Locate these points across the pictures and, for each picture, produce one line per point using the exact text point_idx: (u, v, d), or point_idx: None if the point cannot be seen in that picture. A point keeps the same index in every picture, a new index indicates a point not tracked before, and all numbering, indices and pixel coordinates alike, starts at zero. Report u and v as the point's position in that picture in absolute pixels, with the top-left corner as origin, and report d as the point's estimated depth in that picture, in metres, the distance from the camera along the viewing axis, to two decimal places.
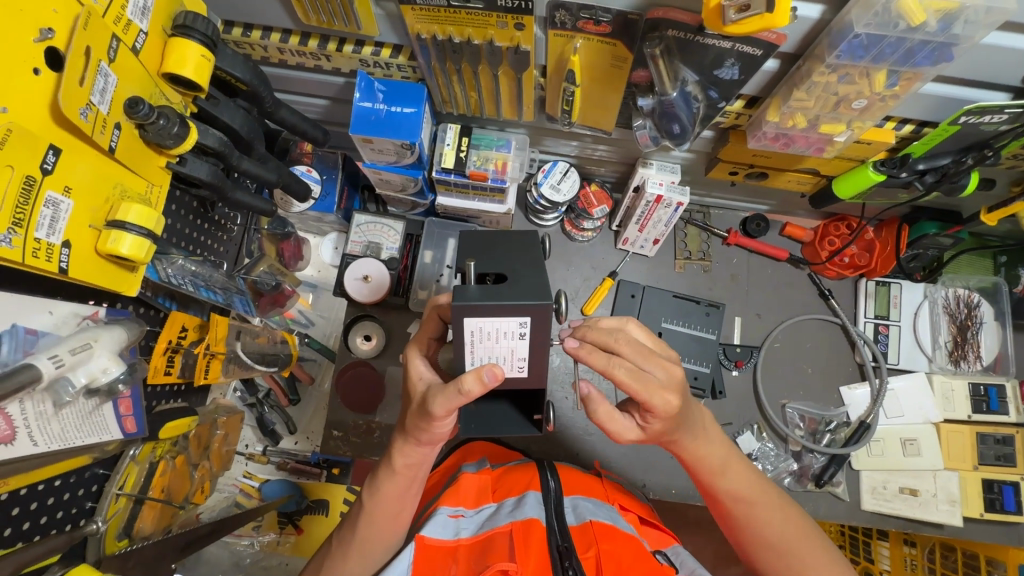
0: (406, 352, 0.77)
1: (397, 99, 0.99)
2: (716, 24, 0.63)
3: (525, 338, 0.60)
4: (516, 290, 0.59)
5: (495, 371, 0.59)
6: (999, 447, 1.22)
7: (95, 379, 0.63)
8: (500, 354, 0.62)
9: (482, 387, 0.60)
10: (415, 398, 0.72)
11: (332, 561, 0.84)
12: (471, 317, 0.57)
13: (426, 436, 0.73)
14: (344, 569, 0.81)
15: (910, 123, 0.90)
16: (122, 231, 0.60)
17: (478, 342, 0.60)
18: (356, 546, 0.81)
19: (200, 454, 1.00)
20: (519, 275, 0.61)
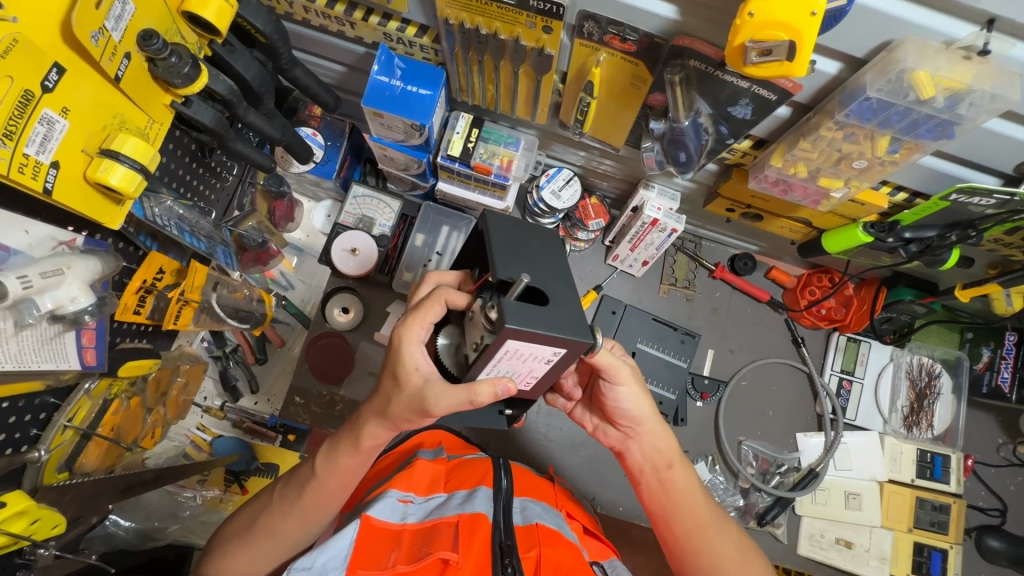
0: (399, 335, 0.67)
1: (414, 79, 0.98)
2: (737, 63, 0.64)
3: (548, 363, 0.63)
4: (563, 318, 0.59)
5: (508, 386, 0.64)
6: (935, 513, 1.25)
7: (61, 306, 0.62)
8: (517, 370, 0.65)
9: (493, 397, 0.64)
10: (408, 388, 0.66)
11: (265, 517, 0.82)
12: (517, 342, 0.57)
13: (391, 419, 0.71)
14: (278, 527, 0.80)
15: (905, 191, 0.94)
16: (115, 161, 0.58)
17: (505, 358, 0.61)
18: (296, 510, 0.80)
19: (156, 399, 0.99)
20: (559, 300, 0.62)
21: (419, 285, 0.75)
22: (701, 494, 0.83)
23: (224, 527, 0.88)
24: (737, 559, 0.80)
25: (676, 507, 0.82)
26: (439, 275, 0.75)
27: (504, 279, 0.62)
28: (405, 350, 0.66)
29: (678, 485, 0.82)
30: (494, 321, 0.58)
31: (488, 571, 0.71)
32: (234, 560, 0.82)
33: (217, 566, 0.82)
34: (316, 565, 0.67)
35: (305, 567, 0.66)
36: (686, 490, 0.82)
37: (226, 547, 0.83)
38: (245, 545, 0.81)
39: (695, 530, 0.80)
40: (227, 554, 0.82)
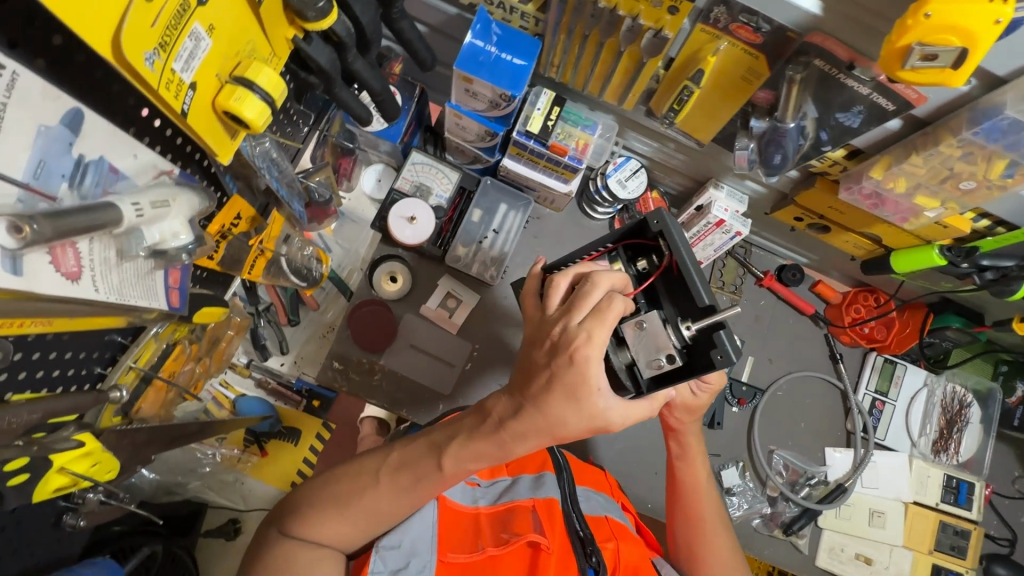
0: (580, 356, 0.59)
1: (510, 47, 0.95)
2: (891, 66, 0.62)
3: None
4: None
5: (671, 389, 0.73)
6: (956, 538, 1.29)
7: (164, 241, 0.58)
8: None
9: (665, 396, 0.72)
10: (585, 408, 0.60)
11: (374, 493, 0.67)
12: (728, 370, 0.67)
13: (557, 430, 0.62)
14: (385, 505, 0.67)
15: (988, 219, 0.92)
16: (248, 91, 0.54)
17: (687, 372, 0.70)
18: (413, 492, 0.67)
19: (206, 350, 0.94)
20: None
21: (588, 288, 0.63)
22: (706, 493, 0.89)
23: (312, 479, 0.74)
24: (725, 559, 0.85)
25: (680, 494, 0.90)
26: (608, 275, 0.65)
27: (710, 305, 0.68)
28: (594, 372, 0.59)
29: (685, 476, 0.89)
30: (713, 352, 0.66)
31: (571, 558, 0.70)
32: (323, 529, 0.67)
33: (302, 531, 0.67)
34: (406, 544, 0.67)
35: (393, 546, 0.66)
36: (693, 483, 0.89)
37: (320, 510, 0.67)
38: (344, 516, 0.67)
39: (693, 520, 0.88)
40: (317, 519, 0.67)
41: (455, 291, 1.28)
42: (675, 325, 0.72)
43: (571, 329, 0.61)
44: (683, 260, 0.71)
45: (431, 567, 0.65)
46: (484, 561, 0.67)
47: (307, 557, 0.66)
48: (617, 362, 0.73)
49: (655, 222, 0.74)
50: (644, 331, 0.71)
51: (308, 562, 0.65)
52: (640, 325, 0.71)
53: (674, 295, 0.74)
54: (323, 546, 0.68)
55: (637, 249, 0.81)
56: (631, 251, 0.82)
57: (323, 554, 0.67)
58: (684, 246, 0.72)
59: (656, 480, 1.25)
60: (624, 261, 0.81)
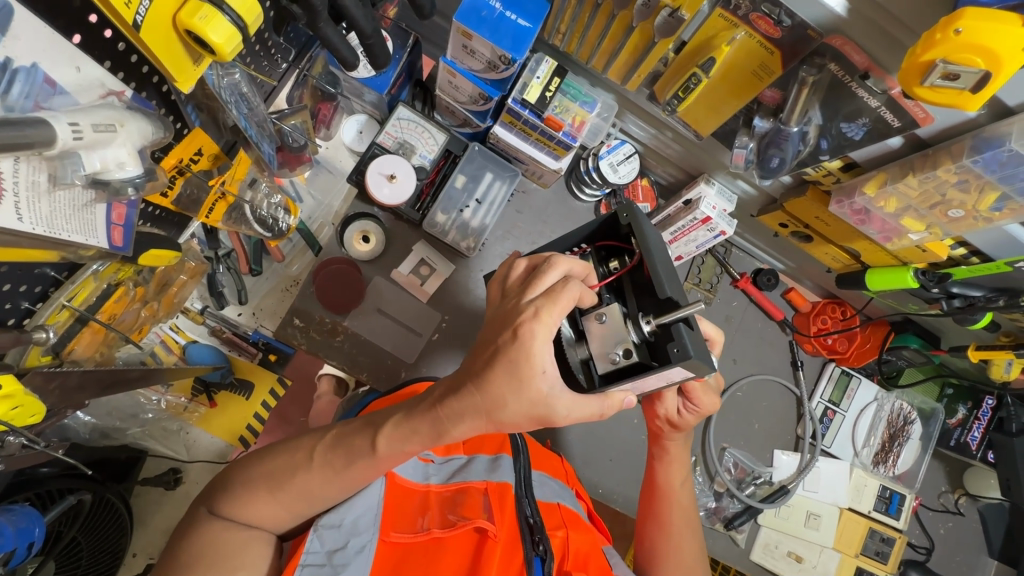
0: (524, 331, 0.57)
1: (516, 6, 0.88)
2: (909, 81, 0.60)
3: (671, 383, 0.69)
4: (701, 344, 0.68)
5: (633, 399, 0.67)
6: (881, 544, 1.35)
7: (106, 171, 0.52)
8: (642, 385, 0.68)
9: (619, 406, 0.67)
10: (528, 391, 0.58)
11: (304, 476, 0.65)
12: (685, 371, 0.64)
13: (514, 423, 0.60)
14: (318, 491, 0.65)
15: (965, 248, 0.93)
16: (217, 11, 0.47)
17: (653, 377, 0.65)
18: (350, 477, 0.64)
19: (154, 293, 0.88)
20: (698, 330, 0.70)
21: (543, 269, 0.63)
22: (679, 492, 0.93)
23: (247, 457, 0.71)
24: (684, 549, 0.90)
25: (655, 497, 0.93)
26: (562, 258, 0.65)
27: (670, 298, 0.66)
28: (537, 351, 0.57)
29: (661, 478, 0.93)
30: (671, 347, 0.64)
31: (518, 547, 0.68)
32: (250, 513, 0.65)
33: (230, 512, 0.65)
34: (347, 523, 0.65)
35: (333, 525, 0.65)
36: (665, 485, 0.93)
37: (249, 493, 0.65)
38: (275, 500, 0.65)
39: (666, 534, 0.91)
40: (245, 501, 0.65)
41: (430, 258, 1.23)
42: (636, 321, 0.69)
43: (520, 304, 0.59)
44: (647, 249, 0.70)
45: (371, 547, 0.64)
46: (427, 542, 0.66)
47: (234, 540, 0.64)
48: (571, 358, 0.71)
49: (625, 215, 0.74)
50: (603, 324, 0.68)
51: (234, 546, 0.64)
52: (599, 319, 0.69)
53: (639, 291, 0.72)
54: (251, 527, 0.66)
55: (610, 251, 0.79)
56: (605, 252, 0.79)
57: (250, 537, 0.65)
58: (650, 236, 0.71)
59: (611, 466, 1.26)
60: (596, 261, 0.79)
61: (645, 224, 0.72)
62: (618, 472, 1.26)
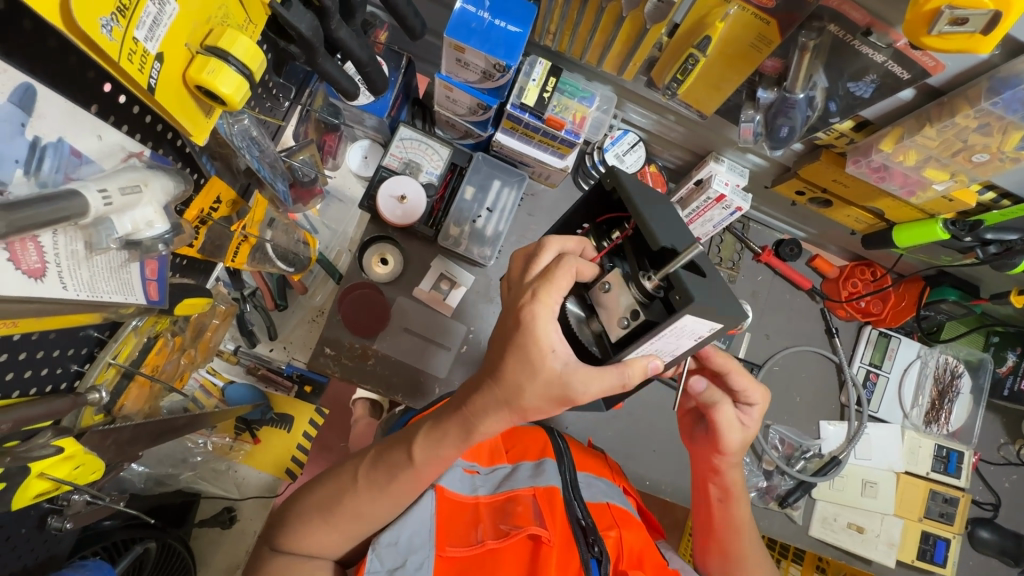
0: (531, 312, 0.57)
1: (504, 13, 0.89)
2: (915, 32, 0.58)
3: (695, 340, 0.63)
4: (717, 292, 0.61)
5: (656, 364, 0.62)
6: (944, 505, 1.30)
7: (137, 231, 0.53)
8: (665, 348, 0.64)
9: (642, 375, 0.62)
10: (545, 373, 0.58)
11: (352, 498, 0.66)
12: (696, 320, 0.57)
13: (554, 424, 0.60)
14: (367, 512, 0.66)
15: (994, 191, 0.91)
16: (223, 63, 0.48)
17: (665, 334, 0.59)
18: (394, 493, 0.65)
19: (190, 340, 0.90)
20: (713, 279, 0.62)
21: (537, 253, 0.66)
22: (746, 529, 0.91)
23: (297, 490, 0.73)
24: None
25: (718, 531, 0.92)
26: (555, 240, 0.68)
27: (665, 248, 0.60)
28: (542, 330, 0.57)
29: (725, 513, 0.91)
30: (673, 298, 0.58)
31: (573, 548, 0.69)
32: (308, 543, 0.67)
33: (289, 546, 0.67)
34: (403, 541, 0.66)
35: (391, 543, 0.65)
36: (734, 521, 0.91)
37: (303, 524, 0.67)
38: (329, 526, 0.66)
39: (730, 556, 0.91)
40: (301, 533, 0.66)
41: (450, 273, 1.23)
42: (637, 281, 0.63)
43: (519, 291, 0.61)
44: (633, 204, 0.65)
45: (429, 564, 0.64)
46: (482, 554, 0.66)
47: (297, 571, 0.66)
48: (583, 336, 0.69)
49: (608, 180, 0.69)
50: (609, 293, 0.65)
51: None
52: (604, 288, 0.65)
53: (637, 249, 0.65)
54: (313, 558, 0.67)
55: (612, 224, 0.74)
56: (607, 226, 0.74)
57: (313, 566, 0.67)
58: (636, 191, 0.66)
59: (655, 457, 1.25)
60: (597, 236, 0.74)
61: (627, 185, 0.67)
62: (663, 462, 1.25)
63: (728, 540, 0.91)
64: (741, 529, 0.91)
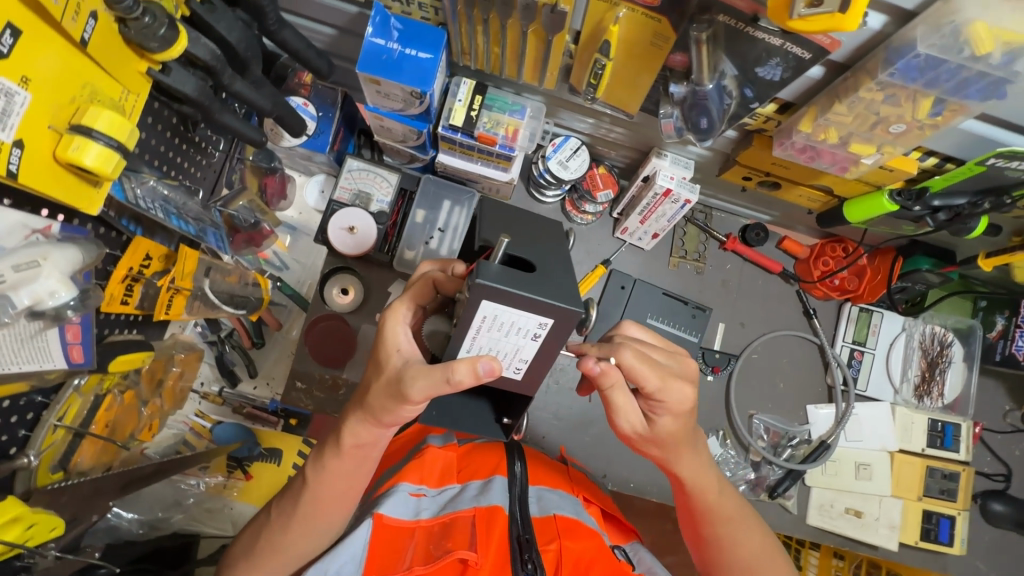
0: (387, 314, 0.62)
1: (413, 41, 0.90)
2: (781, 16, 0.58)
3: (537, 340, 0.51)
4: (547, 284, 0.49)
5: (493, 365, 0.50)
6: (944, 481, 1.27)
7: (40, 301, 0.57)
8: (503, 349, 0.52)
9: (474, 378, 0.50)
10: (388, 371, 0.58)
11: (266, 533, 0.72)
12: (491, 302, 0.47)
13: None
14: (284, 543, 0.69)
15: (935, 156, 0.88)
16: (87, 139, 0.54)
17: (485, 329, 0.50)
18: (301, 519, 0.69)
19: (151, 391, 0.94)
20: (551, 272, 0.52)
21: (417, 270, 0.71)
22: (730, 512, 0.81)
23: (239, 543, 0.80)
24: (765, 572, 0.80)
25: (701, 522, 0.82)
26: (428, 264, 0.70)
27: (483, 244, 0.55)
28: (390, 332, 0.60)
29: (700, 503, 0.80)
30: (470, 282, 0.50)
31: (508, 566, 0.70)
32: None
33: None
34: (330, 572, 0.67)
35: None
36: (713, 509, 0.80)
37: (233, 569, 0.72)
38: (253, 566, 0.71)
39: (723, 547, 0.81)
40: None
41: None
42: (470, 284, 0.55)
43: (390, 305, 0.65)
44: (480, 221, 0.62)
45: None
46: None
47: None
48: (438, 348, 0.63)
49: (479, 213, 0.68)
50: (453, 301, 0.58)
51: None
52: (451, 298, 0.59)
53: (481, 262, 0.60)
54: None
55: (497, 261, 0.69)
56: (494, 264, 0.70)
57: None
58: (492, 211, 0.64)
59: (635, 458, 1.24)
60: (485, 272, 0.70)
61: (486, 211, 0.64)
62: (644, 463, 1.24)
63: (712, 530, 0.81)
64: (730, 515, 0.81)
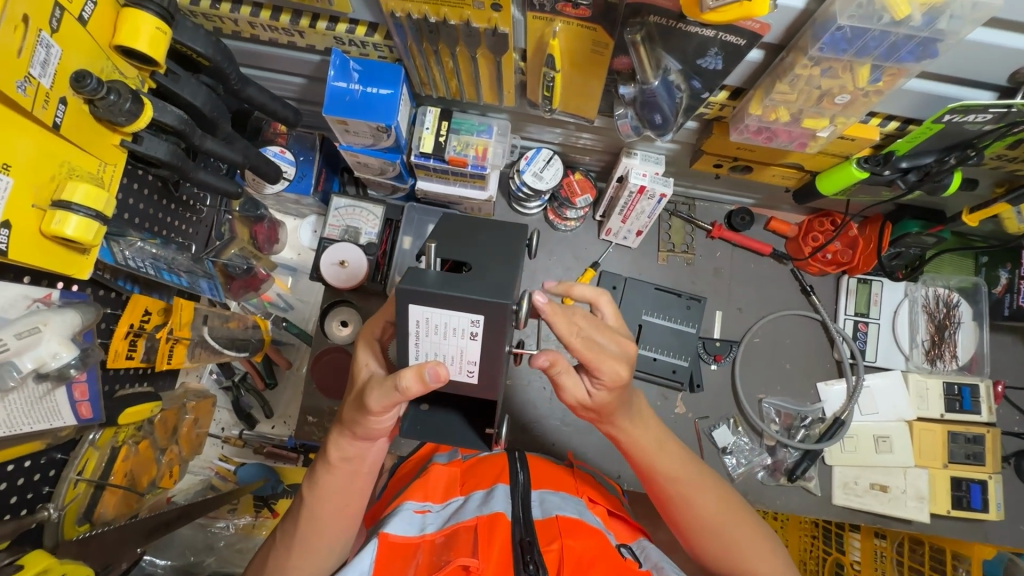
0: (361, 337, 0.73)
1: (373, 80, 0.95)
2: (695, 11, 0.62)
3: (476, 339, 0.54)
4: (477, 284, 0.53)
5: (438, 369, 0.56)
6: (969, 445, 1.23)
7: (44, 364, 0.62)
8: (448, 352, 0.56)
9: (419, 383, 0.56)
10: (357, 386, 0.69)
11: (273, 560, 0.79)
12: (418, 305, 0.52)
13: None
14: (290, 567, 0.77)
15: (896, 120, 0.89)
16: (68, 211, 0.60)
17: (424, 335, 0.55)
18: (300, 543, 0.76)
19: (167, 439, 0.99)
20: (487, 268, 0.56)
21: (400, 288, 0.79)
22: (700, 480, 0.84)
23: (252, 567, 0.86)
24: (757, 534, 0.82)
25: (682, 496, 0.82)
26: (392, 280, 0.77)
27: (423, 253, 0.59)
28: (360, 352, 0.71)
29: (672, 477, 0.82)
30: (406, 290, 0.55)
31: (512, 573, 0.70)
32: None
33: None
34: None
35: None
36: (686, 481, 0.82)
37: None
38: None
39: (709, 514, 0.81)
40: None
41: None
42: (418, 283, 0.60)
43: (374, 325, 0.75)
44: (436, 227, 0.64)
45: None
46: None
47: None
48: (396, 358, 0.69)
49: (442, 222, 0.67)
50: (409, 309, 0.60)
51: None
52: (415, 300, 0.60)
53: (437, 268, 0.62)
54: None
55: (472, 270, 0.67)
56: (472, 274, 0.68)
57: None
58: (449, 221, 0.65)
59: None
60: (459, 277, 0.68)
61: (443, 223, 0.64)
62: None
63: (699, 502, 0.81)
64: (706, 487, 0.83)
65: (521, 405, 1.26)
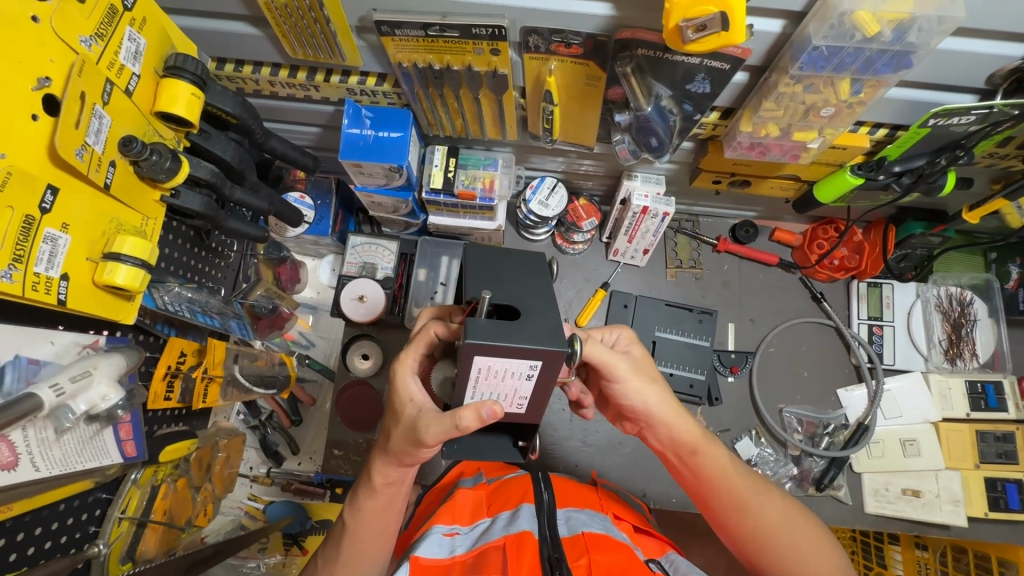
0: (397, 369, 0.73)
1: (384, 124, 1.02)
2: (677, 43, 0.67)
3: (532, 378, 0.58)
4: (529, 330, 0.56)
5: (494, 408, 0.60)
6: (1000, 444, 1.22)
7: (94, 405, 0.67)
8: (503, 392, 0.61)
9: (478, 422, 0.60)
10: (403, 420, 0.70)
11: None
12: (480, 356, 0.54)
13: None
14: None
15: (884, 127, 0.92)
16: (118, 262, 0.66)
17: (483, 378, 0.58)
18: (343, 561, 0.80)
19: (201, 476, 1.02)
20: (532, 311, 0.59)
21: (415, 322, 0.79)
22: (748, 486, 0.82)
23: None
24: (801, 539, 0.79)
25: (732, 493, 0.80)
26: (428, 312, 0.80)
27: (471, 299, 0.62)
28: (400, 386, 0.72)
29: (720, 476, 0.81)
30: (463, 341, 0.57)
31: None
32: None
33: None
34: None
35: None
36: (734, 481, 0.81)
37: None
38: None
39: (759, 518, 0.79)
40: None
41: None
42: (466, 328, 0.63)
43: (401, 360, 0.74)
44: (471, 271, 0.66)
45: None
46: None
47: None
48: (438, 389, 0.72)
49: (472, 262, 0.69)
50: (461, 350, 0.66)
51: None
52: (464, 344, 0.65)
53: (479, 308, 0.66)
54: None
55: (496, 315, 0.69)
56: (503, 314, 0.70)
57: None
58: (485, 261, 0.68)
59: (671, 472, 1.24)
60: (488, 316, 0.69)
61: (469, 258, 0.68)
62: None
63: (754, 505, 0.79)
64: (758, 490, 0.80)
65: (542, 427, 1.27)
